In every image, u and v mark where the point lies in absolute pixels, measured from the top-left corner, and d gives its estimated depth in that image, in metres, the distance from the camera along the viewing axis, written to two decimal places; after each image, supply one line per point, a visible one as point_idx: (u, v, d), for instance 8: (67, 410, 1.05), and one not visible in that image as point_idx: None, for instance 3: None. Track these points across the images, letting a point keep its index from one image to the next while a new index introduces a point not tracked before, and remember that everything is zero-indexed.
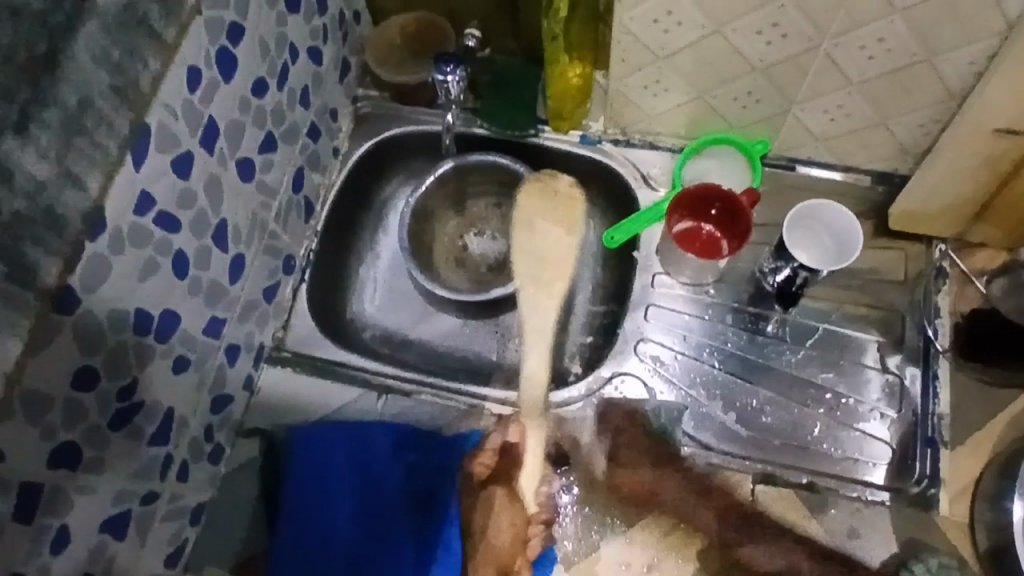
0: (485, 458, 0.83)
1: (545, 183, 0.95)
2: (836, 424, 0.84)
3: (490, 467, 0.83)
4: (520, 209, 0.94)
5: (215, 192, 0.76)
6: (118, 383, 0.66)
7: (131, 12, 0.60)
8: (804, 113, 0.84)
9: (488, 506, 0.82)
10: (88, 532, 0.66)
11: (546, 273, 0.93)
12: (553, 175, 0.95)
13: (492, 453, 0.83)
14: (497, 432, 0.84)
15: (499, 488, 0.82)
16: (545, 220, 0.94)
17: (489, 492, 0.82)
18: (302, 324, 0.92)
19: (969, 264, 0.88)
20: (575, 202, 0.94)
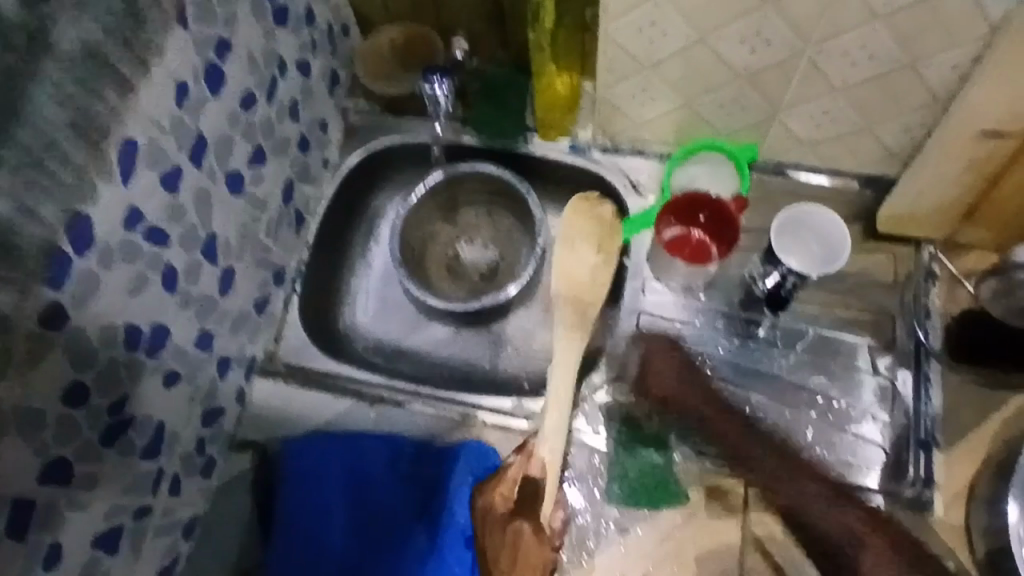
0: (503, 489, 0.80)
1: (591, 203, 0.86)
2: (828, 427, 0.84)
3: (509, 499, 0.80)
4: (563, 227, 0.86)
5: (205, 205, 0.76)
6: (109, 398, 0.66)
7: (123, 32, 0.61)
8: (791, 119, 0.85)
9: (515, 542, 0.79)
10: (82, 548, 0.66)
11: (585, 300, 0.85)
12: (601, 198, 0.87)
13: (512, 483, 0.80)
14: (519, 464, 0.80)
15: (526, 523, 0.79)
16: (587, 242, 0.86)
17: (515, 526, 0.80)
18: (294, 336, 0.92)
19: (958, 266, 0.89)
20: (618, 233, 0.86)
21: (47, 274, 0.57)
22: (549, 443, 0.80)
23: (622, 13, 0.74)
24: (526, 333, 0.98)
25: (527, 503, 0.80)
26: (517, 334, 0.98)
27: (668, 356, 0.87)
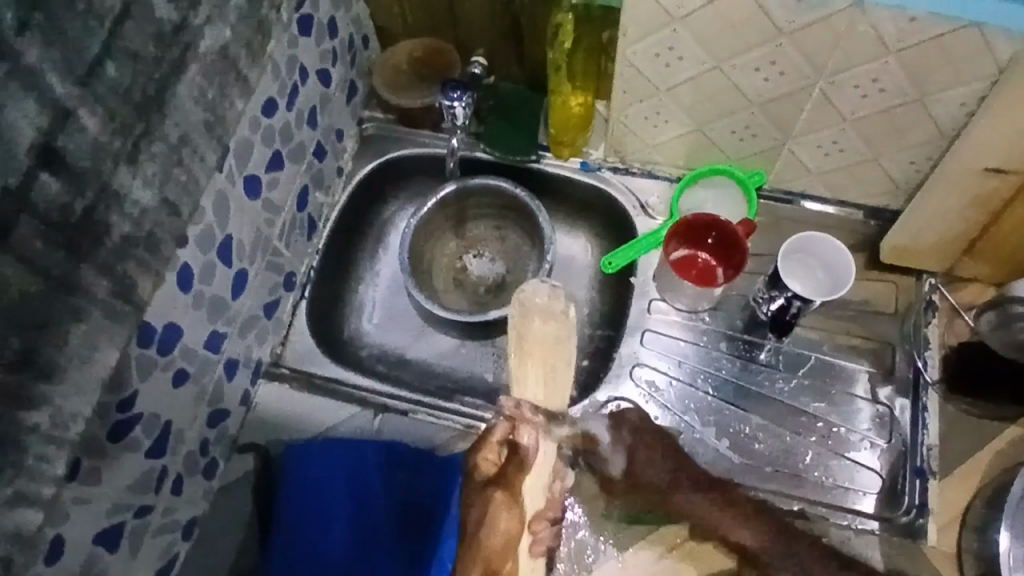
0: (488, 453, 0.67)
1: None
2: (827, 452, 0.86)
3: (494, 462, 0.68)
4: None
5: (222, 208, 0.76)
6: (121, 394, 0.66)
7: (219, 47, 0.68)
8: (798, 148, 0.87)
9: (483, 512, 0.67)
10: (82, 544, 0.66)
11: None
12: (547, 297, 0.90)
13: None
14: (501, 426, 0.66)
15: (499, 492, 0.67)
16: None
17: (487, 492, 0.68)
18: (301, 342, 0.93)
19: (957, 298, 0.90)
20: None
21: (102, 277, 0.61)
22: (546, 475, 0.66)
23: (642, 36, 0.76)
24: None
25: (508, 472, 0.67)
26: None
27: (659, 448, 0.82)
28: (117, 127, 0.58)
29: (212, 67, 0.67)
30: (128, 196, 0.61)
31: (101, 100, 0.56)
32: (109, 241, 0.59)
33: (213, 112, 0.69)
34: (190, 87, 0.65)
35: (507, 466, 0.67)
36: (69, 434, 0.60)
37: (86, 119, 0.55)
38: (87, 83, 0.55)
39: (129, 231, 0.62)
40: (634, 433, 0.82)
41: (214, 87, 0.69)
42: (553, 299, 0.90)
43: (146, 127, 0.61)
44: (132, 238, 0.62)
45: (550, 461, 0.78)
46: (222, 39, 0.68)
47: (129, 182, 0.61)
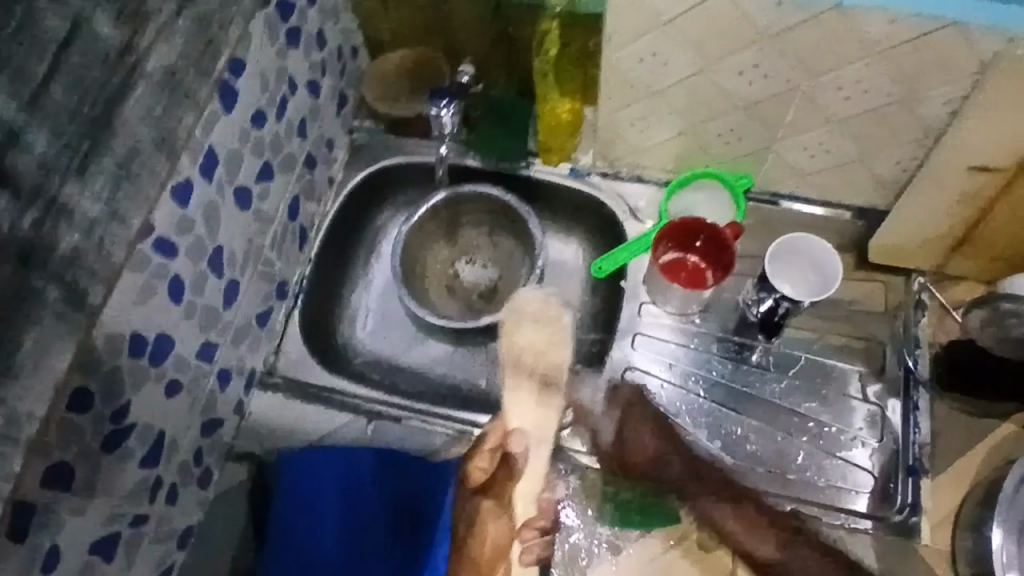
0: (480, 462, 0.83)
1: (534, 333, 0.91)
2: (819, 452, 0.86)
3: (484, 472, 0.83)
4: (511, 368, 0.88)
5: (213, 218, 0.77)
6: (113, 405, 0.67)
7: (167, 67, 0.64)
8: (784, 149, 0.87)
9: (474, 519, 0.81)
10: (77, 554, 0.66)
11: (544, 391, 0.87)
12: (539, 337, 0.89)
13: (492, 454, 0.83)
14: (495, 436, 0.84)
15: (489, 501, 0.82)
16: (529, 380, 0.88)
17: (478, 500, 0.82)
18: (294, 350, 0.94)
19: (947, 296, 0.91)
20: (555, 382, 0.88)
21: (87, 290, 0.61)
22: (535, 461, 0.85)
23: (627, 42, 0.77)
24: None
25: (499, 482, 0.83)
26: None
27: (642, 412, 0.89)
28: (52, 144, 0.56)
29: (160, 86, 0.63)
30: (77, 210, 0.57)
31: (49, 122, 0.56)
32: (58, 253, 0.56)
33: (166, 129, 0.65)
34: (140, 106, 0.62)
35: (497, 477, 0.83)
36: (19, 442, 0.54)
37: (35, 138, 0.55)
38: (31, 104, 0.54)
39: (78, 245, 0.57)
40: (652, 432, 0.88)
41: (164, 103, 0.64)
42: (559, 324, 0.92)
43: (93, 146, 0.58)
44: (83, 250, 0.58)
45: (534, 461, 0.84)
46: (169, 59, 0.64)
47: (76, 198, 0.57)
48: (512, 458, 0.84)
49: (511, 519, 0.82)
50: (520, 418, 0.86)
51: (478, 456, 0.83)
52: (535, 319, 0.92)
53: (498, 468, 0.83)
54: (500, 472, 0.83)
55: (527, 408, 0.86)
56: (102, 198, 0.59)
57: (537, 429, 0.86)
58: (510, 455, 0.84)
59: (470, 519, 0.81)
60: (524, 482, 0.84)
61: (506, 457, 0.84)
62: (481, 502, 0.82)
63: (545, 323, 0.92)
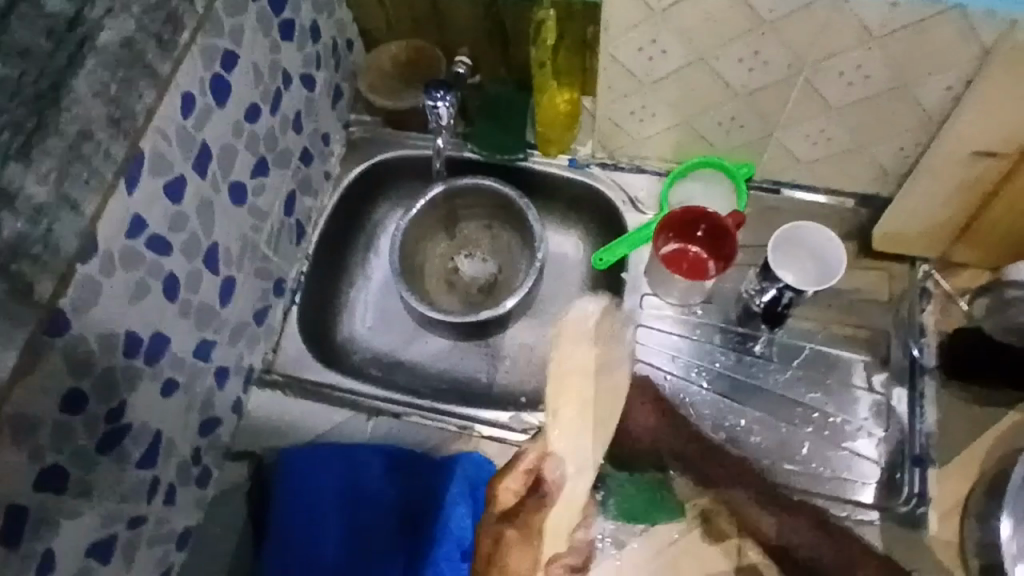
0: (510, 483, 0.77)
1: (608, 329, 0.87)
2: (824, 443, 0.85)
3: (515, 493, 0.77)
4: (557, 366, 0.83)
5: (207, 215, 0.76)
6: (107, 405, 0.66)
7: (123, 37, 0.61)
8: (786, 138, 0.86)
9: (496, 541, 0.77)
10: (75, 555, 0.65)
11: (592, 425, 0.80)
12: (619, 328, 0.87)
13: (525, 477, 0.77)
14: (534, 454, 0.79)
15: (511, 530, 0.76)
16: (579, 413, 0.80)
17: (498, 526, 0.77)
18: (293, 347, 0.93)
19: (952, 284, 0.90)
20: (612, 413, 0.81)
21: (79, 294, 0.61)
22: (575, 484, 0.78)
23: (624, 30, 0.76)
24: (524, 347, 0.98)
25: (524, 510, 0.77)
26: (514, 348, 0.98)
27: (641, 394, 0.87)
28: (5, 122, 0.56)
29: (116, 58, 0.60)
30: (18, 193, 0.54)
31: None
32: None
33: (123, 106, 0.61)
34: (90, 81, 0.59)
35: (526, 506, 0.77)
36: None
37: None
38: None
39: (43, 239, 0.55)
40: (642, 403, 0.87)
41: (120, 78, 0.60)
42: (608, 329, 0.87)
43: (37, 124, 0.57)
44: (26, 239, 0.54)
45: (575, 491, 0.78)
46: (127, 30, 0.61)
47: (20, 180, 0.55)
48: (546, 483, 0.78)
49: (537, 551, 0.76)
50: (561, 441, 0.79)
51: (510, 476, 0.77)
52: (587, 331, 0.86)
53: (528, 494, 0.77)
54: (529, 500, 0.77)
55: (569, 429, 0.80)
56: (48, 179, 0.56)
57: (574, 450, 0.79)
58: (542, 483, 0.78)
59: (493, 548, 0.77)
60: (557, 512, 0.77)
61: (538, 483, 0.78)
62: (504, 530, 0.77)
63: (599, 337, 0.86)
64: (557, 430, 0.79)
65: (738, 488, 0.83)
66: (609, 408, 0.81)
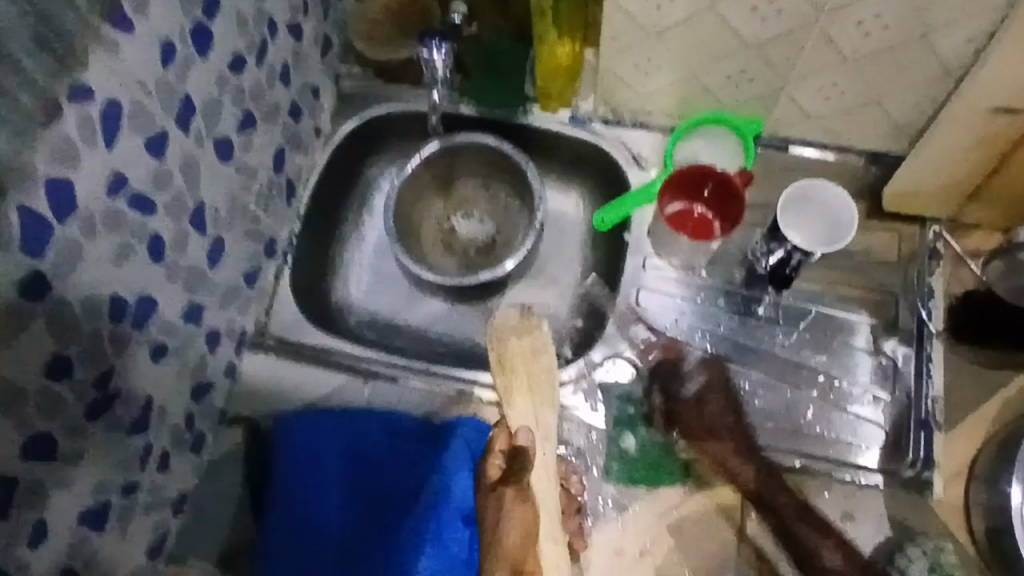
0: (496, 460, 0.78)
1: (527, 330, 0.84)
2: (829, 406, 0.83)
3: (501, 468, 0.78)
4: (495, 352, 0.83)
5: (192, 172, 0.73)
6: (96, 371, 0.63)
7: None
8: (797, 92, 0.82)
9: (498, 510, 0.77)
10: (68, 525, 0.63)
11: (541, 395, 0.82)
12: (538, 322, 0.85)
13: (501, 455, 0.78)
14: (503, 435, 0.79)
15: (509, 490, 0.77)
16: (523, 395, 0.81)
17: (498, 493, 0.78)
18: (287, 311, 0.90)
19: (963, 245, 0.88)
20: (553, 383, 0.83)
21: (58, 258, 0.58)
22: (544, 449, 0.79)
23: None
24: None
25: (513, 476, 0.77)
26: None
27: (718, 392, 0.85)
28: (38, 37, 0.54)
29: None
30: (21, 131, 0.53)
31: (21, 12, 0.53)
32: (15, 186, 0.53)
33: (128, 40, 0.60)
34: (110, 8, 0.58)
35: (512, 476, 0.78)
36: None
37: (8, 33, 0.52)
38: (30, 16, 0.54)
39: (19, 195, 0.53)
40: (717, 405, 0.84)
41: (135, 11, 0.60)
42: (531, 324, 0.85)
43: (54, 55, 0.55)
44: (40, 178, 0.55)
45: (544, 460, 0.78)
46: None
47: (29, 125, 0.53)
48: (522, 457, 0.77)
49: (533, 510, 0.77)
50: (521, 415, 0.81)
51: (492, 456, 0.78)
52: (511, 327, 0.84)
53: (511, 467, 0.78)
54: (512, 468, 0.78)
55: (525, 405, 0.81)
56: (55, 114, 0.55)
57: (538, 422, 0.80)
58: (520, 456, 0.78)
59: (496, 515, 0.77)
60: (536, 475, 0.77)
61: (516, 454, 0.78)
62: (502, 496, 0.77)
63: (522, 329, 0.84)
64: (515, 406, 0.81)
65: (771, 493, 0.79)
66: (540, 371, 0.82)
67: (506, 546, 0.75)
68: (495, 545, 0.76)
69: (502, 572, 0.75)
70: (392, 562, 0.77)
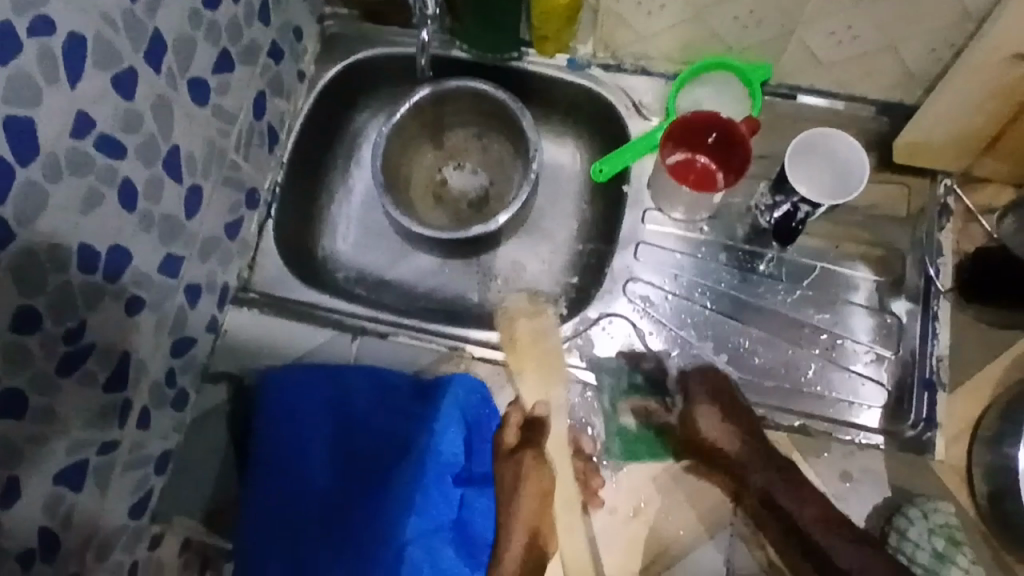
0: (509, 432, 0.80)
1: (535, 313, 0.87)
2: (830, 365, 0.81)
3: (517, 436, 0.80)
4: (504, 332, 0.85)
5: (165, 114, 0.68)
6: (67, 324, 0.60)
7: None
8: (808, 34, 0.77)
9: (518, 475, 0.78)
10: (44, 483, 0.61)
11: (551, 373, 0.82)
12: (546, 309, 0.88)
13: (516, 428, 0.80)
14: (518, 409, 0.81)
15: (528, 454, 0.79)
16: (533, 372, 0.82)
17: (516, 458, 0.79)
18: (271, 264, 0.87)
19: (974, 200, 0.84)
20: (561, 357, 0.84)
21: (17, 202, 0.54)
22: (557, 420, 0.82)
23: None
24: (517, 265, 0.92)
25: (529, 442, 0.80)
26: (507, 266, 0.92)
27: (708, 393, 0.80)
28: None
29: None
30: None
31: None
32: None
33: None
34: None
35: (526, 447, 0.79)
36: None
37: None
38: None
39: None
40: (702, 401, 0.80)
41: None
42: (541, 308, 0.88)
43: None
44: None
45: (557, 430, 0.81)
46: None
47: None
48: (537, 430, 0.80)
49: (549, 476, 0.79)
50: (531, 391, 0.82)
51: (505, 429, 0.80)
52: (522, 312, 0.87)
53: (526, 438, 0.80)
54: (528, 439, 0.80)
55: (534, 381, 0.82)
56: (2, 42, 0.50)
57: (551, 394, 0.82)
58: (538, 428, 0.81)
59: (513, 480, 0.78)
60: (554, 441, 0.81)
61: (531, 427, 0.81)
62: (519, 462, 0.79)
63: (532, 314, 0.87)
64: (523, 383, 0.82)
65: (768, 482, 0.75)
66: (548, 353, 0.83)
67: (519, 517, 0.77)
68: (509, 519, 0.77)
69: (518, 543, 0.76)
70: (374, 523, 0.74)
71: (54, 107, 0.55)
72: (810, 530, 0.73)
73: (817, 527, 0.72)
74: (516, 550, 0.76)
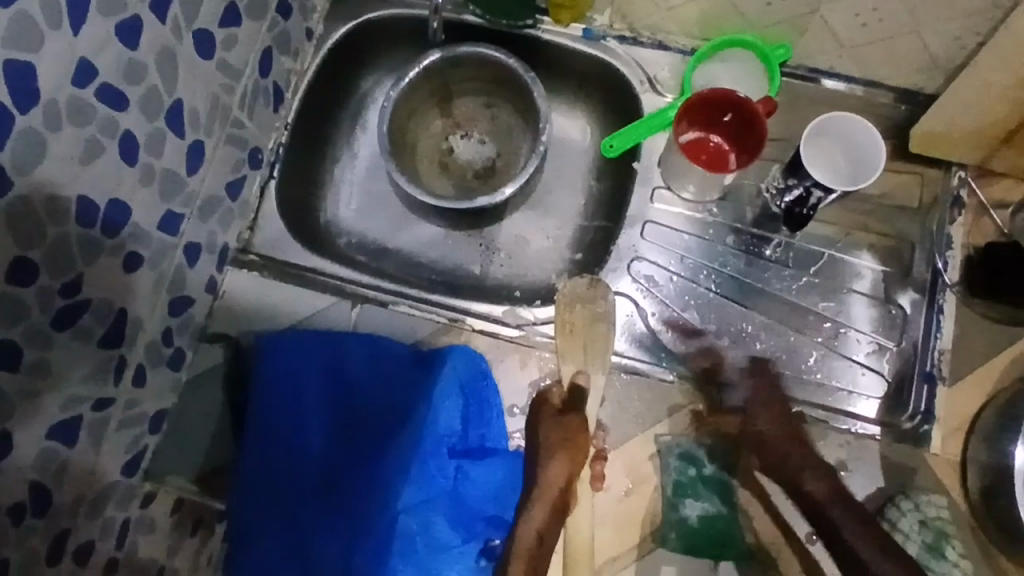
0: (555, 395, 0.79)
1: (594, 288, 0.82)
2: (832, 353, 0.81)
3: (560, 400, 0.78)
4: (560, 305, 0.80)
5: (169, 66, 0.66)
6: (62, 278, 0.59)
7: None
8: (832, 15, 0.74)
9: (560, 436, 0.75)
10: (37, 437, 0.60)
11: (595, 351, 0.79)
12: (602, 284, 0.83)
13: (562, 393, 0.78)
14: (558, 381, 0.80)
15: (575, 416, 0.76)
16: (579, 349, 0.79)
17: (568, 418, 0.76)
18: (272, 226, 0.85)
19: (987, 194, 0.83)
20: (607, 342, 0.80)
21: (15, 150, 0.52)
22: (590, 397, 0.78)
23: None
24: (522, 238, 0.91)
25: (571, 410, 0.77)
26: (511, 239, 0.91)
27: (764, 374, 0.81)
28: None
29: None
30: None
31: None
32: None
33: None
34: None
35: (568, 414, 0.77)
36: None
37: None
38: None
39: None
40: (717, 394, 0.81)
41: None
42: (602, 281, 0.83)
43: None
44: None
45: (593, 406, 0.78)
46: None
47: None
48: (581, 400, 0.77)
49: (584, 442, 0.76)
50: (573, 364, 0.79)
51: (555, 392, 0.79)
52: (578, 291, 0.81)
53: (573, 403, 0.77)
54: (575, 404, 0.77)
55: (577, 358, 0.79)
56: None
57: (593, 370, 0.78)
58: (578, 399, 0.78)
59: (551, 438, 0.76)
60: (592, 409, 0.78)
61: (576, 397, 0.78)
62: (566, 423, 0.76)
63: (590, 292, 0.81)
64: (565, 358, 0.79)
65: (787, 461, 0.74)
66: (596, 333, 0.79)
67: (549, 482, 0.73)
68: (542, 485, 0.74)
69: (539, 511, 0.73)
70: (374, 488, 0.77)
71: (55, 53, 0.54)
72: (828, 505, 0.70)
73: (838, 506, 0.70)
74: (540, 517, 0.72)
